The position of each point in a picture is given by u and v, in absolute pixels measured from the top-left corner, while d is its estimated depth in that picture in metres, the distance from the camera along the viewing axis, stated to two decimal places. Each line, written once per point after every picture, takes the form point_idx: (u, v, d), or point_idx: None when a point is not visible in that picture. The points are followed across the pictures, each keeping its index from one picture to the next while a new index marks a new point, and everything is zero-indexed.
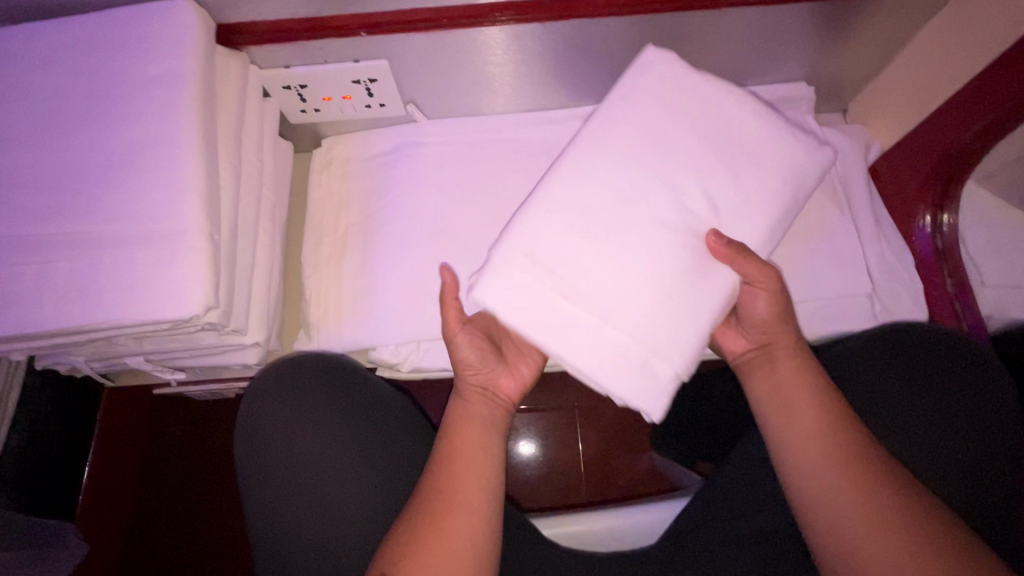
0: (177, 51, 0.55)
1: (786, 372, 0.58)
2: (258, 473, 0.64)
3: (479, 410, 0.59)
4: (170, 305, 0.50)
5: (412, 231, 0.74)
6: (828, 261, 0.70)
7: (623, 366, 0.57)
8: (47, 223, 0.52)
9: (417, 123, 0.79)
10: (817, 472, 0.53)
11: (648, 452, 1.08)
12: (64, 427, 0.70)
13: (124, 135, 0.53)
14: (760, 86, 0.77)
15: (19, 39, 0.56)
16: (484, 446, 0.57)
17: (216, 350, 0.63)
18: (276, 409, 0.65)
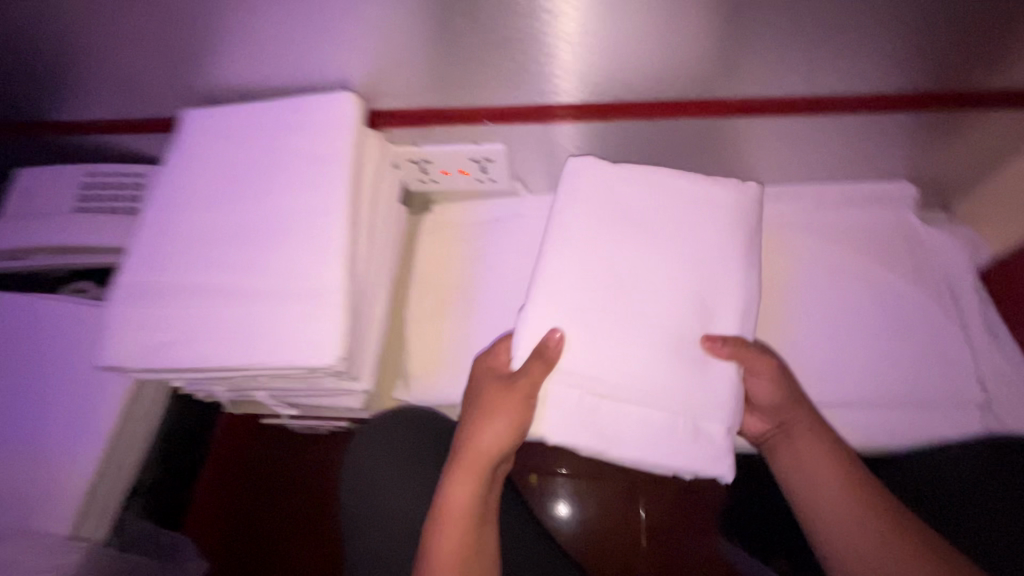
0: (339, 135, 0.64)
1: (820, 447, 0.60)
2: (358, 515, 0.71)
3: (468, 500, 0.58)
4: (313, 357, 0.57)
5: (509, 296, 0.80)
6: (927, 364, 0.69)
7: (671, 443, 0.57)
8: (218, 272, 0.61)
9: (520, 196, 0.86)
10: (849, 540, 0.57)
11: (711, 539, 1.04)
12: (187, 447, 0.78)
13: (292, 202, 0.63)
14: (858, 182, 0.78)
15: (216, 118, 0.68)
16: (476, 496, 0.59)
17: (330, 393, 0.69)
18: (379, 454, 0.73)
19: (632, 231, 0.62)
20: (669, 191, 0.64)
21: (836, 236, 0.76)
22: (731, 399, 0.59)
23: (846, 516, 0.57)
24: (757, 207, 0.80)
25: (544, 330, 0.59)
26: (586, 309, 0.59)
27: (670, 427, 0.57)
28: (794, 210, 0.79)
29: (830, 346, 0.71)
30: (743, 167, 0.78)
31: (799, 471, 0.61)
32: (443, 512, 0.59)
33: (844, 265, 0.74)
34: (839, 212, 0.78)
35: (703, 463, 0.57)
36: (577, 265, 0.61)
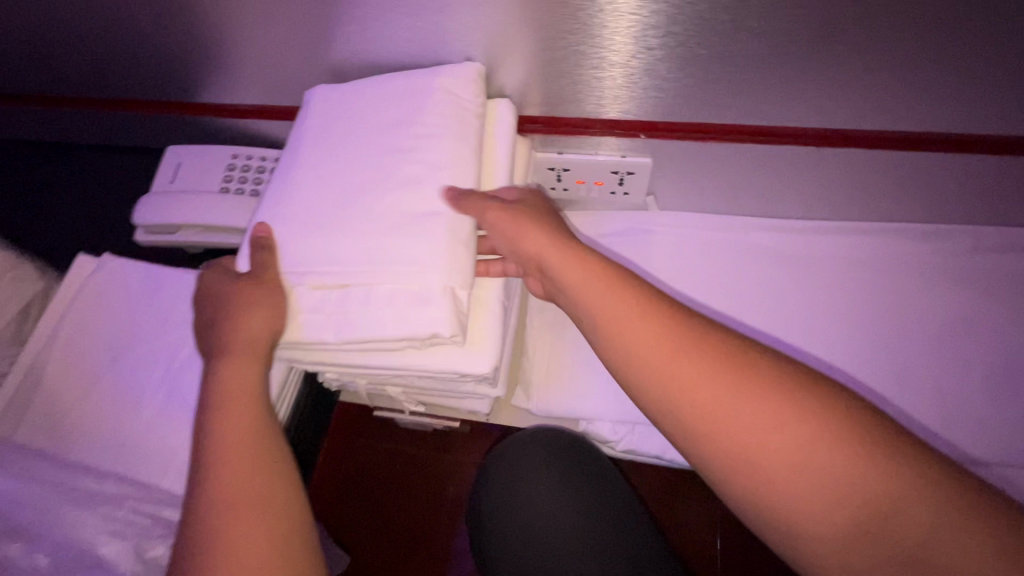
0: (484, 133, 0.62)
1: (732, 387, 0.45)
2: (500, 539, 0.68)
3: (244, 375, 0.53)
4: (425, 329, 0.55)
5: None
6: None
7: (411, 311, 0.55)
8: (349, 248, 0.58)
9: (650, 212, 0.85)
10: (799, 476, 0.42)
11: None
12: (311, 431, 0.80)
13: (405, 170, 0.60)
14: (1011, 228, 0.78)
15: (353, 95, 0.66)
16: (260, 421, 0.52)
17: (463, 395, 0.70)
18: (512, 470, 0.71)
19: (363, 128, 0.63)
20: (446, 94, 0.63)
21: (982, 282, 0.76)
22: (460, 263, 0.57)
23: (811, 492, 0.41)
24: (895, 246, 0.79)
25: (258, 231, 0.60)
26: (317, 204, 0.60)
27: (404, 300, 0.56)
28: (932, 253, 0.78)
29: (965, 393, 0.72)
30: (891, 201, 0.77)
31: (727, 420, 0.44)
32: (211, 451, 0.49)
33: (984, 312, 0.75)
34: (991, 257, 0.77)
35: (428, 323, 0.55)
36: (283, 165, 0.65)
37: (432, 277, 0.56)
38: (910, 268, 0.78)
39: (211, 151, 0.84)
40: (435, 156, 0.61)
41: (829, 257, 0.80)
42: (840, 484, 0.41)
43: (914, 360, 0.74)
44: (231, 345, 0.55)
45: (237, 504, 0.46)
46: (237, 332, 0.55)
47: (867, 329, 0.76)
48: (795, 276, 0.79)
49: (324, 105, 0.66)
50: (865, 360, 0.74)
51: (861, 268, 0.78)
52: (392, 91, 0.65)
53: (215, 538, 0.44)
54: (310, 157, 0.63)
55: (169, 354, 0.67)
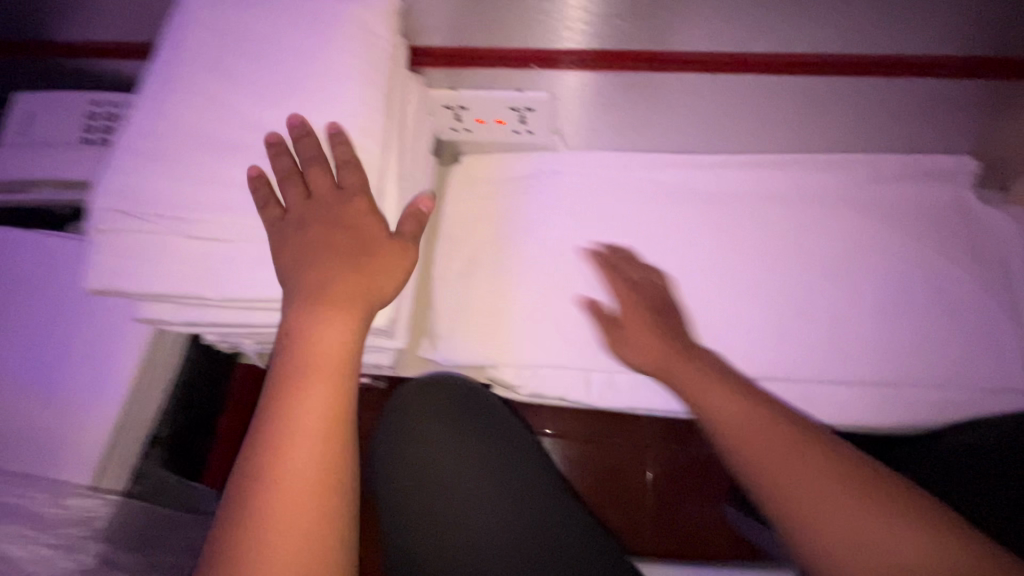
0: (343, 50, 0.54)
1: (810, 454, 0.48)
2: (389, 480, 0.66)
3: (347, 333, 0.47)
4: (314, 294, 0.49)
5: (549, 257, 0.77)
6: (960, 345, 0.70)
7: (302, 269, 0.49)
8: (216, 189, 0.51)
9: (557, 152, 0.82)
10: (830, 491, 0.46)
11: (719, 504, 1.09)
12: (207, 401, 0.78)
13: (286, 104, 0.53)
14: (918, 155, 0.75)
15: (224, 10, 0.56)
16: (347, 402, 0.45)
17: (363, 349, 0.66)
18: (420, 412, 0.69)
19: (247, 54, 0.54)
20: (353, 21, 0.54)
21: (886, 212, 0.74)
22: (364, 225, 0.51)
23: (868, 561, 0.43)
24: (806, 178, 0.77)
25: (117, 168, 0.51)
26: (191, 139, 0.52)
27: (294, 258, 0.49)
28: (839, 183, 0.76)
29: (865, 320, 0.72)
30: (798, 131, 0.75)
31: (792, 482, 0.47)
32: (279, 433, 0.43)
33: (885, 243, 0.73)
34: (895, 185, 0.75)
35: (319, 283, 0.48)
36: (146, 87, 0.54)
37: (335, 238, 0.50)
38: (815, 200, 0.76)
39: (65, 96, 0.74)
40: (336, 95, 0.53)
41: (738, 192, 0.78)
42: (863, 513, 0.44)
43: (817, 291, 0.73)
44: (314, 290, 0.48)
45: (283, 486, 0.41)
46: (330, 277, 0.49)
47: (775, 263, 0.75)
48: (700, 214, 0.77)
49: (202, 21, 0.55)
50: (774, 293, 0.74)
51: (767, 201, 0.77)
52: (284, 12, 0.55)
53: (239, 523, 0.40)
54: (178, 81, 0.53)
55: (23, 348, 0.64)
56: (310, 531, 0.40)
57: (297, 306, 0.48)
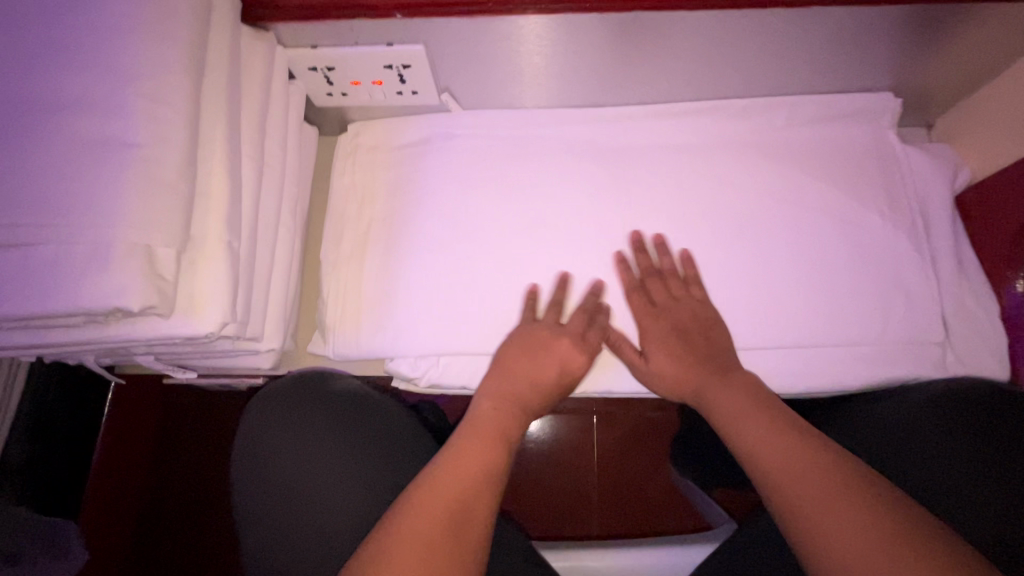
0: (131, 11, 0.44)
1: (757, 425, 0.51)
2: (255, 499, 0.62)
3: (507, 412, 0.56)
4: (101, 304, 0.40)
5: (442, 232, 0.69)
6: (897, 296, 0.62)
7: (86, 280, 0.40)
8: None
9: (451, 113, 0.73)
10: (795, 476, 0.46)
11: (665, 465, 1.11)
12: (82, 421, 0.69)
13: (60, 79, 0.43)
14: (840, 94, 0.68)
15: None
16: (499, 452, 0.52)
17: (229, 354, 0.58)
18: (284, 419, 0.65)
19: (13, 20, 0.44)
20: None
21: (810, 158, 0.67)
22: (170, 221, 0.42)
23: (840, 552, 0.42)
24: (721, 126, 0.70)
25: None
26: None
27: (77, 267, 0.40)
28: (758, 131, 0.69)
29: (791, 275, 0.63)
30: (709, 77, 0.67)
31: (773, 468, 0.48)
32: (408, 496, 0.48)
33: (809, 191, 0.65)
34: (814, 129, 0.68)
35: (108, 296, 0.40)
36: None
37: (128, 239, 0.41)
38: (735, 151, 0.68)
39: None
40: (124, 66, 0.43)
41: (650, 147, 0.70)
42: (833, 504, 0.44)
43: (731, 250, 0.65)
44: (496, 376, 0.59)
45: (469, 519, 0.46)
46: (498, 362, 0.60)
47: (689, 219, 0.66)
48: (609, 171, 0.69)
49: None
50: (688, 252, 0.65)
51: (681, 154, 0.69)
52: None
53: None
54: None
55: None
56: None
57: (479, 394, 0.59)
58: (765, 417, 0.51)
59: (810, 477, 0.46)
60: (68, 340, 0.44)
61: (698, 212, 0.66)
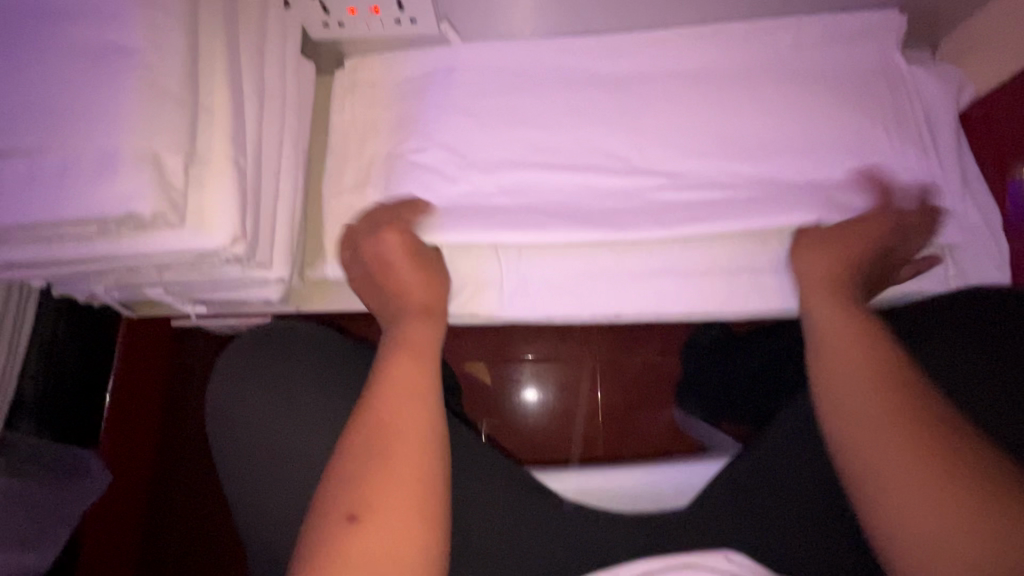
0: None
1: (858, 381, 0.48)
2: (231, 459, 0.53)
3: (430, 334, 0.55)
4: (113, 210, 0.39)
5: (447, 164, 0.67)
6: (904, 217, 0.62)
7: (95, 186, 0.39)
8: None
9: (450, 44, 0.71)
10: (894, 459, 0.44)
11: (669, 408, 1.13)
12: (86, 359, 0.69)
13: None
14: (846, 13, 0.67)
15: None
16: (427, 366, 0.51)
17: (239, 284, 0.58)
18: (254, 375, 0.55)
19: None
20: None
21: (816, 79, 0.66)
22: (177, 128, 0.42)
23: (923, 542, 0.41)
24: (726, 49, 0.69)
25: None
26: None
27: (85, 174, 0.40)
28: (764, 54, 0.68)
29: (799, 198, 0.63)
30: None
31: (867, 446, 0.46)
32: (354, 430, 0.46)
33: (817, 111, 0.65)
34: (820, 51, 0.68)
35: (118, 202, 0.39)
36: None
37: (135, 144, 0.40)
38: (740, 75, 0.67)
39: None
40: None
41: (654, 74, 0.69)
42: (925, 489, 0.42)
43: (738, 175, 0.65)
44: (403, 306, 0.58)
45: (409, 433, 0.46)
46: (394, 291, 0.60)
47: (697, 145, 0.66)
48: (613, 99, 0.68)
49: None
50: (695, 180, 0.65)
51: (686, 79, 0.68)
52: None
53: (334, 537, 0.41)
54: None
55: None
56: (386, 520, 0.42)
57: (391, 323, 0.58)
58: (867, 381, 0.48)
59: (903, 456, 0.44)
60: (81, 255, 0.44)
61: (707, 138, 0.66)
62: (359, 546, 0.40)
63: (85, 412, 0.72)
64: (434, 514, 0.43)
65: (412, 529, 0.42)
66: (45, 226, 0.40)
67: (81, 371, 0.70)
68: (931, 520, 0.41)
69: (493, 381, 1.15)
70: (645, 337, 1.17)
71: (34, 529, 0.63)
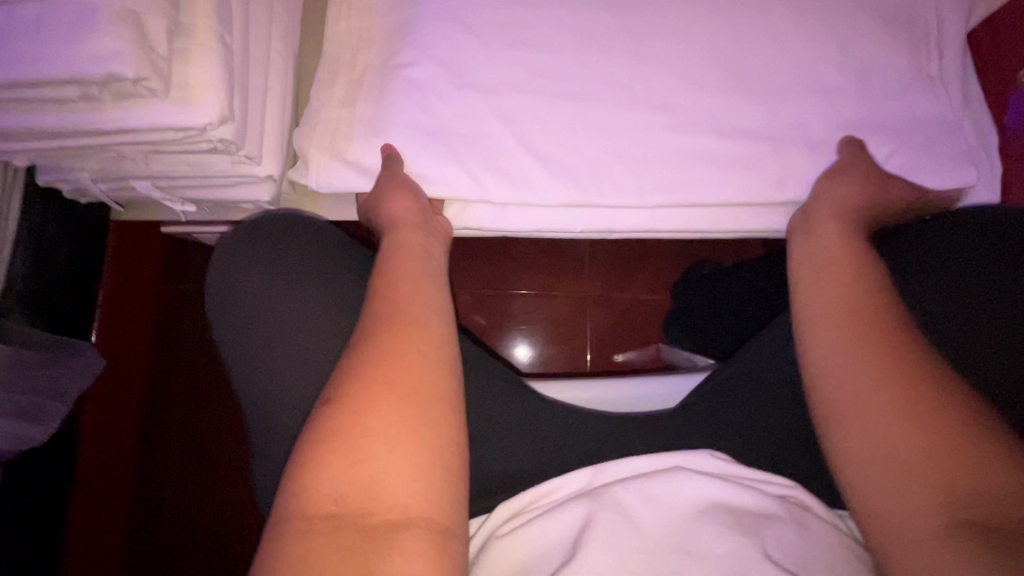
0: None
1: (842, 344, 0.49)
2: (239, 344, 0.53)
3: (421, 240, 0.58)
4: (94, 69, 0.38)
5: (442, 83, 0.64)
6: (897, 151, 0.64)
7: (74, 44, 0.38)
8: None
9: None
10: (877, 411, 0.45)
11: (655, 344, 1.17)
12: (74, 256, 0.69)
13: None
14: None
15: None
16: (422, 274, 0.53)
17: (229, 180, 0.57)
18: (259, 268, 0.54)
19: None
20: None
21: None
22: None
23: (889, 486, 0.43)
24: None
25: None
26: None
27: (65, 31, 0.38)
28: None
29: (791, 126, 0.64)
30: None
31: (854, 397, 0.47)
32: (368, 322, 0.48)
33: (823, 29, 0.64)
34: None
35: (98, 62, 0.38)
36: None
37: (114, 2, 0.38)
38: None
39: None
40: None
41: None
42: (907, 441, 0.43)
43: (740, 102, 0.64)
44: (398, 221, 0.59)
45: (409, 328, 0.47)
46: (391, 211, 0.60)
47: (699, 60, 0.65)
48: (617, 8, 0.66)
49: None
50: (694, 110, 0.64)
51: None
52: None
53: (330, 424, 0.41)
54: None
55: None
56: (391, 415, 0.41)
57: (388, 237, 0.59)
58: (859, 336, 0.49)
59: (889, 412, 0.45)
60: (63, 128, 0.43)
61: (712, 66, 0.64)
62: (342, 421, 0.41)
63: (78, 313, 0.72)
64: (430, 412, 0.43)
65: (399, 416, 0.42)
66: (25, 85, 0.39)
67: (72, 271, 0.69)
68: (905, 468, 0.43)
69: (483, 314, 1.16)
70: (637, 274, 1.18)
71: (32, 404, 0.63)
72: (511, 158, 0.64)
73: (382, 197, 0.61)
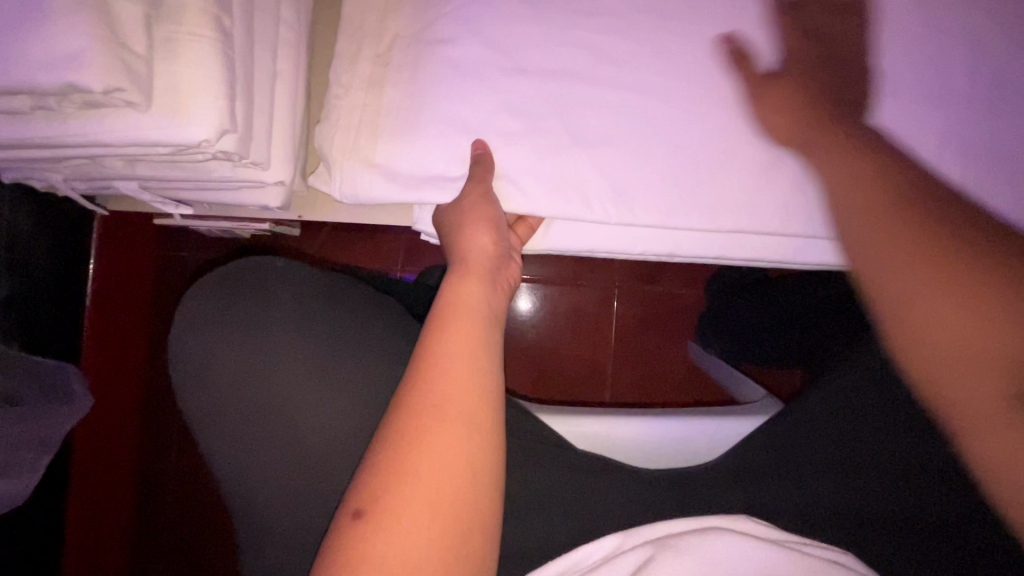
0: None
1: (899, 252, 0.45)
2: (206, 408, 0.52)
3: (481, 292, 0.48)
4: None
5: (488, 67, 0.52)
6: (1018, 184, 0.54)
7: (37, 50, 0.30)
8: None
9: None
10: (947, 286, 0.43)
11: (684, 340, 1.10)
12: (48, 246, 0.63)
13: None
14: None
15: None
16: (483, 344, 0.44)
17: (231, 185, 0.48)
18: (225, 329, 0.52)
19: None
20: None
21: None
22: None
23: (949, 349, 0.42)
24: None
25: None
26: None
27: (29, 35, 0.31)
28: None
29: (903, 142, 0.53)
30: None
31: (906, 275, 0.45)
32: (408, 397, 0.40)
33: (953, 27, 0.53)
34: None
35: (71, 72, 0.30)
36: None
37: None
38: None
39: None
40: None
41: None
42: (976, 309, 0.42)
43: (845, 109, 0.53)
44: (468, 260, 0.51)
45: (449, 417, 0.39)
46: (463, 246, 0.51)
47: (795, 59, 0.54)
48: None
49: None
50: (787, 118, 0.53)
51: None
52: None
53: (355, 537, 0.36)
54: None
55: None
56: (418, 534, 0.36)
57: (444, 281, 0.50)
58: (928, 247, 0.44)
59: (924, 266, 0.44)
60: (25, 139, 0.35)
61: (811, 67, 0.54)
62: (361, 540, 0.36)
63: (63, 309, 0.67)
64: (465, 525, 0.37)
65: (428, 531, 0.36)
66: None
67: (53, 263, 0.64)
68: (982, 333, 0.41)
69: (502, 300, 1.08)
70: (671, 268, 1.09)
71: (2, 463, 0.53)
72: (566, 166, 0.53)
73: (455, 229, 0.52)
